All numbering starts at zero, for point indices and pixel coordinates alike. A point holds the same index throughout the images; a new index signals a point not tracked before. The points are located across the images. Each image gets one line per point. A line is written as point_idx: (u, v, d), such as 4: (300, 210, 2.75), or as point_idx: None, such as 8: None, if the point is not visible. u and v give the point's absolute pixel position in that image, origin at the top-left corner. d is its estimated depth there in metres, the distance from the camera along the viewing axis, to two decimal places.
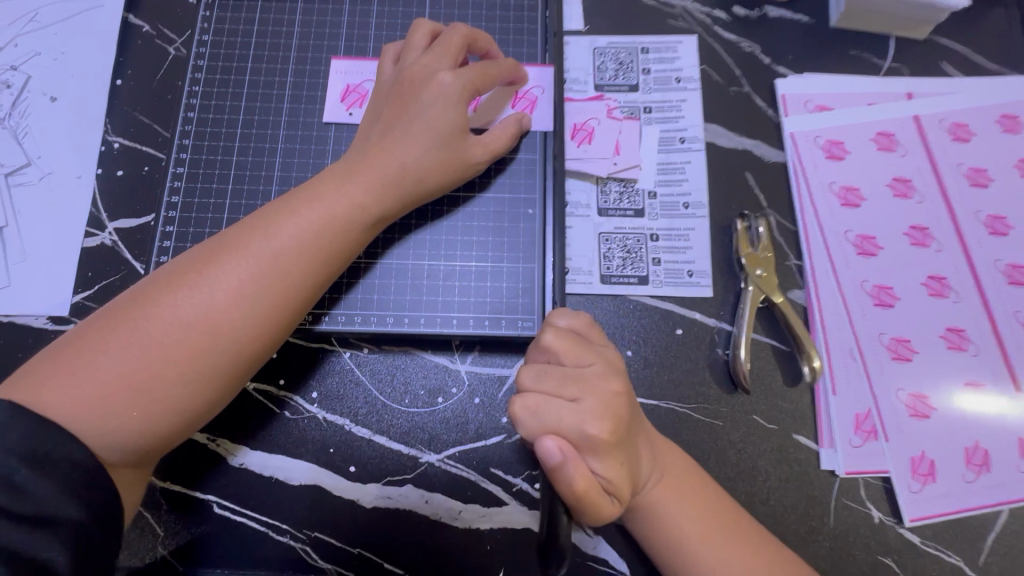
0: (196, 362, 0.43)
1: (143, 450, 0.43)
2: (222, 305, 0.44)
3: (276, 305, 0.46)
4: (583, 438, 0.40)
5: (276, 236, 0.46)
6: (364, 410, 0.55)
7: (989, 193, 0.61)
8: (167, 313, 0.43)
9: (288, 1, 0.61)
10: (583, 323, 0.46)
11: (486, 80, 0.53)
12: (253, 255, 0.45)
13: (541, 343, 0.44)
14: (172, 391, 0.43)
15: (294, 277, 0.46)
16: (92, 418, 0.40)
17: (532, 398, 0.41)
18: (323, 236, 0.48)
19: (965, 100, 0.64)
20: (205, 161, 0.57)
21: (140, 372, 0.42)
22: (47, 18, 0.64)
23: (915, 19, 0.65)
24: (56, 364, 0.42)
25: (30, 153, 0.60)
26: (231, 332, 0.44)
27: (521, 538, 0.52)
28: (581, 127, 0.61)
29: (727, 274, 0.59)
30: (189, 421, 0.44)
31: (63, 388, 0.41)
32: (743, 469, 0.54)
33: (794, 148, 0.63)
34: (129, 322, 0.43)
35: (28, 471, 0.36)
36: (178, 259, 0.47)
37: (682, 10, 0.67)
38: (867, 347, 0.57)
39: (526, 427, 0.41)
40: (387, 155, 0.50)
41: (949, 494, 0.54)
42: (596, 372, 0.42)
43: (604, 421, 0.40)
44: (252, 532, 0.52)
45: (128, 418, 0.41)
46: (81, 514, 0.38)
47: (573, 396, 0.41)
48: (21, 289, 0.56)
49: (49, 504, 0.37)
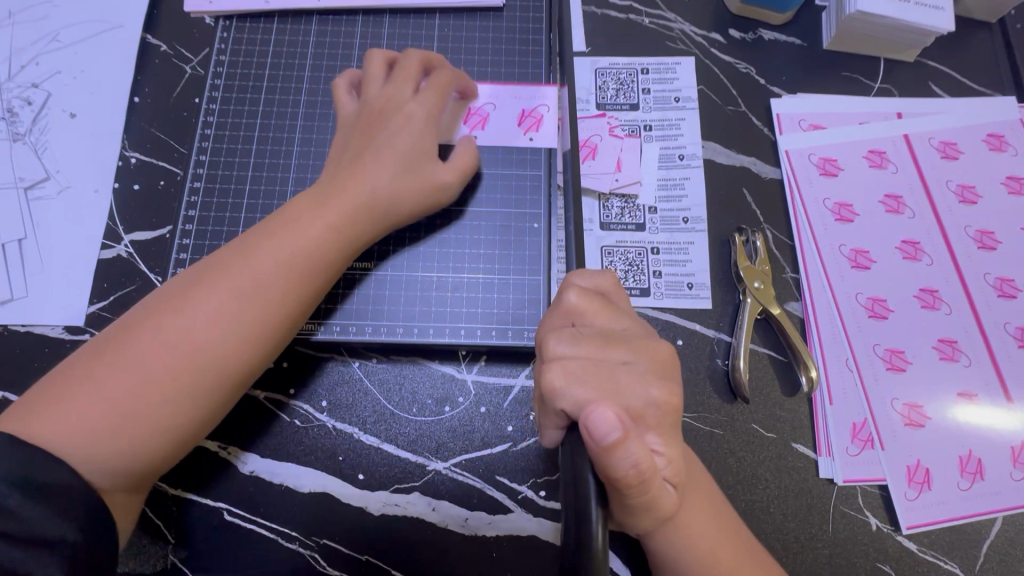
0: (185, 386, 0.44)
1: (132, 474, 0.44)
2: (205, 328, 0.45)
3: (259, 325, 0.47)
4: (648, 403, 0.40)
5: (255, 259, 0.48)
6: (372, 418, 0.56)
7: (978, 209, 0.64)
8: (151, 339, 0.45)
9: (302, 23, 0.64)
10: (607, 282, 0.46)
11: (443, 95, 0.56)
12: (234, 278, 0.47)
13: (567, 305, 0.44)
14: (162, 414, 0.44)
15: (274, 298, 0.48)
16: (82, 447, 0.41)
17: (582, 364, 0.40)
18: (303, 257, 0.49)
19: (954, 119, 0.67)
20: (221, 175, 0.59)
21: (128, 399, 0.43)
22: (68, 38, 0.66)
23: (904, 43, 0.68)
24: (43, 397, 0.43)
25: (49, 167, 0.62)
26: (216, 354, 0.45)
27: (527, 545, 0.53)
28: (586, 144, 0.63)
29: (726, 286, 0.61)
30: (176, 442, 0.45)
31: (51, 417, 0.42)
32: (743, 478, 0.55)
33: (789, 165, 0.65)
34: (115, 351, 0.44)
35: (20, 496, 0.38)
36: (162, 288, 0.48)
37: (681, 32, 0.70)
38: (862, 357, 0.59)
39: (572, 397, 0.39)
40: (360, 180, 0.52)
41: (945, 502, 0.55)
42: (635, 333, 0.43)
43: (662, 380, 0.41)
44: (261, 540, 0.53)
45: (118, 444, 0.42)
46: (76, 534, 0.39)
47: (623, 358, 0.41)
48: (38, 299, 0.58)
49: (41, 526, 0.38)
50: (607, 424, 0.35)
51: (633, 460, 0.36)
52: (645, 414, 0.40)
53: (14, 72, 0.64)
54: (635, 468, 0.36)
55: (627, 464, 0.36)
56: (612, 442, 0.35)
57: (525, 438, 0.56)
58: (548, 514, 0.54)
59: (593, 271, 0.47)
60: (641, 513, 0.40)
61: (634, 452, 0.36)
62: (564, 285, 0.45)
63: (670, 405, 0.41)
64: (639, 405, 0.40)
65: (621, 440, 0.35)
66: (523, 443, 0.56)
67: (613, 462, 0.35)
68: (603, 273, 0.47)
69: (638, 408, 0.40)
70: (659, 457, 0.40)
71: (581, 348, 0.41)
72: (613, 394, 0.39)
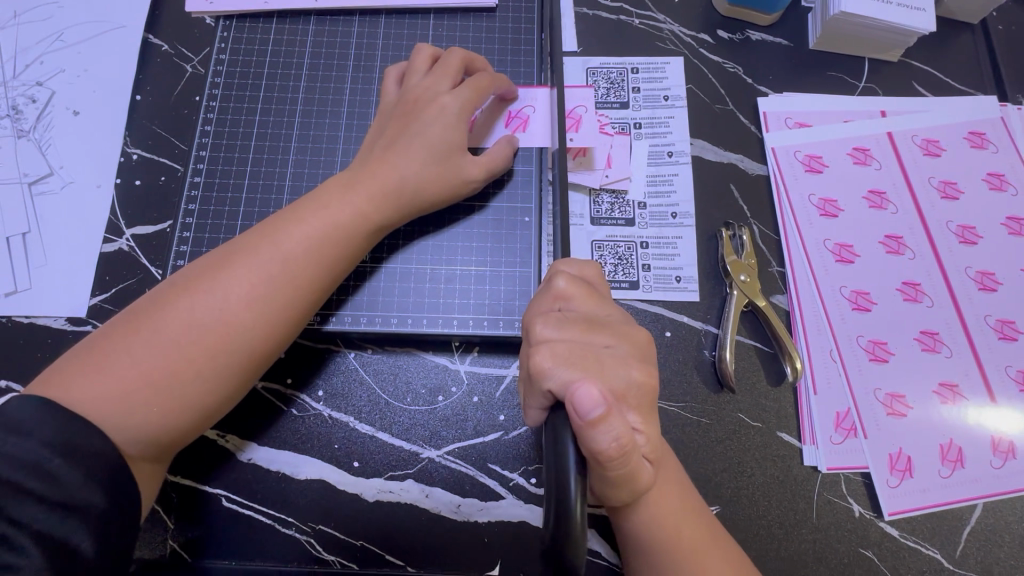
0: (214, 362, 0.46)
1: (160, 445, 0.46)
2: (236, 307, 0.47)
3: (285, 306, 0.49)
4: (629, 384, 0.42)
5: (285, 242, 0.50)
6: (368, 407, 0.57)
7: (960, 205, 0.65)
8: (185, 314, 0.46)
9: (300, 23, 0.65)
10: (590, 272, 0.48)
11: (480, 94, 0.56)
12: (266, 259, 0.49)
13: (555, 290, 0.45)
14: (191, 388, 0.46)
15: (302, 281, 0.49)
16: (116, 415, 0.43)
17: (567, 347, 0.41)
18: (329, 242, 0.51)
19: (936, 117, 0.68)
20: (221, 171, 0.60)
21: (160, 372, 0.45)
22: (71, 38, 0.67)
23: (887, 43, 0.69)
24: (79, 364, 0.44)
25: (53, 163, 0.63)
26: (246, 332, 0.47)
27: (517, 530, 0.55)
28: (571, 115, 0.64)
29: (713, 280, 0.62)
30: (203, 416, 0.47)
31: (88, 386, 0.43)
32: (730, 466, 0.57)
33: (775, 161, 0.66)
34: (149, 324, 0.46)
35: (60, 460, 0.40)
36: (193, 264, 0.50)
37: (670, 33, 0.71)
38: (846, 349, 0.60)
39: (558, 377, 0.40)
40: (388, 168, 0.53)
41: (926, 489, 0.56)
42: (618, 318, 0.45)
43: (642, 362, 0.43)
44: (259, 525, 0.54)
45: (149, 415, 0.44)
46: (105, 502, 0.40)
47: (606, 342, 0.43)
48: (41, 292, 0.59)
49: (76, 491, 0.39)
50: (591, 401, 0.37)
51: (614, 434, 0.37)
52: (626, 396, 0.41)
53: (19, 71, 0.66)
54: (616, 441, 0.37)
55: (609, 437, 0.37)
56: (596, 417, 0.37)
57: (516, 426, 0.57)
58: (539, 501, 0.55)
59: (579, 259, 0.48)
60: (619, 486, 0.41)
61: (614, 429, 0.37)
62: (553, 273, 0.47)
63: (649, 386, 0.43)
64: (622, 385, 0.41)
65: (604, 415, 0.37)
66: (514, 431, 0.57)
67: (594, 436, 0.37)
68: (588, 263, 0.49)
69: (620, 389, 0.41)
70: (639, 435, 0.42)
71: (566, 331, 0.42)
72: (598, 375, 0.41)
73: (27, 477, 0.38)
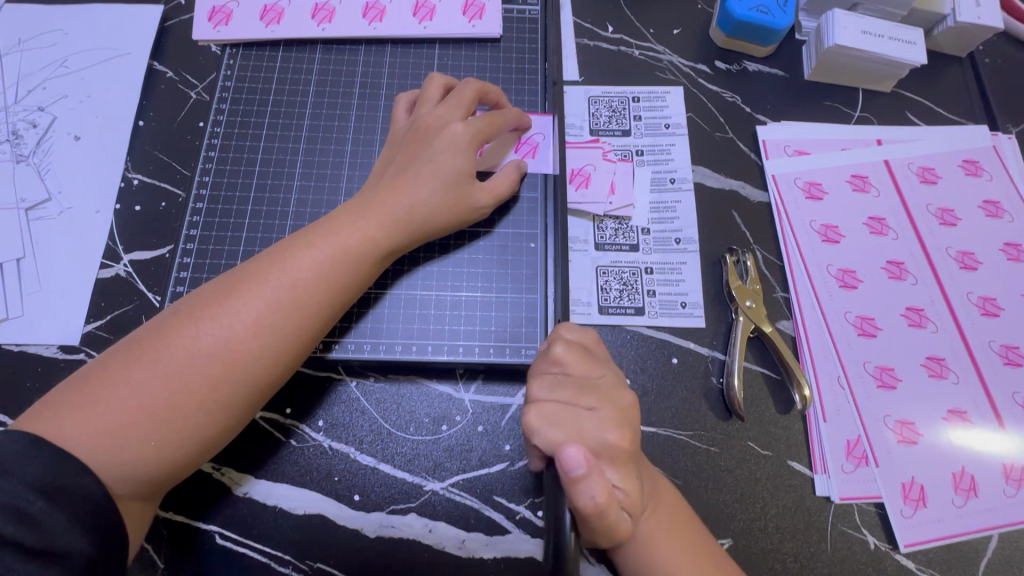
0: (217, 392, 0.45)
1: (154, 482, 0.44)
2: (242, 335, 0.46)
3: (292, 335, 0.48)
4: (605, 446, 0.41)
5: (294, 269, 0.49)
6: (369, 438, 0.56)
7: (958, 231, 0.66)
8: (189, 343, 0.45)
9: (307, 51, 0.66)
10: (590, 338, 0.48)
11: (493, 129, 0.57)
12: (274, 286, 0.48)
13: (550, 355, 0.46)
14: (191, 421, 0.44)
15: (310, 308, 0.48)
16: (113, 450, 0.42)
17: (554, 408, 0.42)
18: (338, 269, 0.50)
19: (930, 146, 0.70)
20: (225, 196, 0.60)
21: (161, 403, 0.43)
22: (76, 64, 0.67)
23: (880, 74, 0.71)
24: (75, 397, 0.43)
25: (51, 188, 0.62)
26: (251, 362, 0.46)
27: (525, 568, 0.52)
28: (579, 173, 0.65)
29: (719, 306, 0.62)
30: (200, 451, 0.45)
31: (85, 420, 0.42)
32: (741, 496, 0.55)
33: (776, 188, 0.67)
34: (152, 353, 0.45)
35: (43, 503, 0.38)
36: (200, 290, 0.49)
37: (669, 63, 0.73)
38: (854, 374, 0.60)
39: (545, 437, 0.41)
40: (398, 195, 0.53)
41: (941, 519, 0.55)
42: (607, 381, 0.45)
43: (621, 425, 0.42)
44: (253, 564, 0.52)
45: (146, 449, 0.43)
46: (90, 548, 0.39)
47: (591, 405, 0.43)
48: (34, 320, 0.57)
49: (58, 538, 0.38)
50: (570, 460, 0.38)
51: (594, 494, 0.38)
52: (600, 457, 0.41)
53: (21, 96, 0.66)
54: (594, 501, 0.38)
55: (587, 495, 0.38)
56: (577, 475, 0.37)
57: (523, 457, 0.56)
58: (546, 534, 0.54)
59: (579, 324, 0.49)
60: (596, 535, 0.40)
61: (597, 485, 0.38)
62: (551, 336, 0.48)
63: (627, 449, 0.41)
64: (597, 449, 0.41)
65: (582, 477, 0.37)
66: (520, 462, 0.55)
67: (576, 495, 0.38)
68: (587, 329, 0.49)
69: (596, 450, 0.41)
70: (617, 491, 0.41)
71: (557, 393, 0.43)
72: (577, 439, 0.41)
73: (6, 522, 0.36)
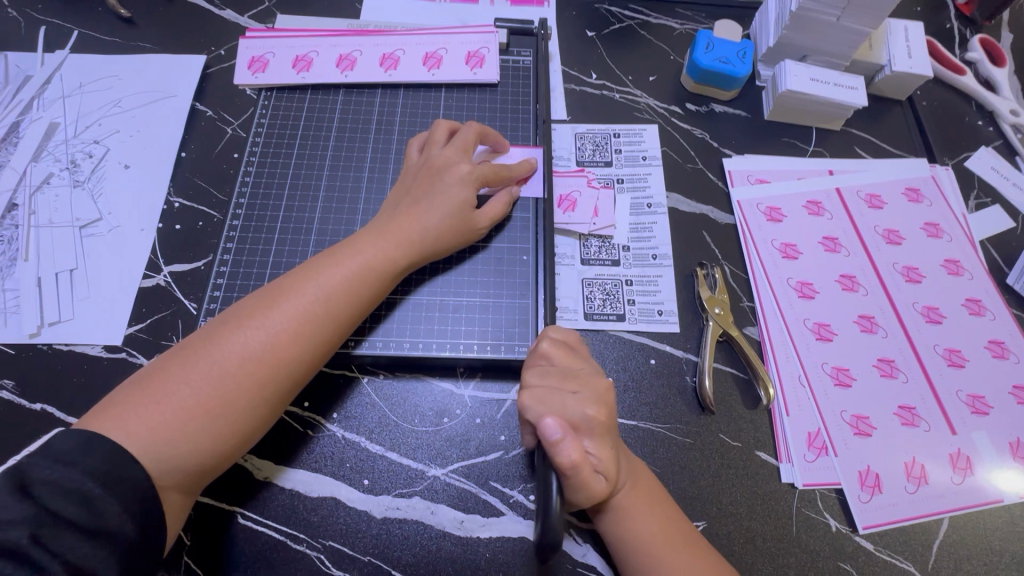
0: (261, 389, 0.52)
1: (201, 469, 0.50)
2: (283, 340, 0.53)
3: (324, 338, 0.55)
4: (583, 418, 0.49)
5: (326, 283, 0.56)
6: (377, 428, 0.62)
7: (903, 249, 0.74)
8: (239, 348, 0.52)
9: (331, 94, 0.76)
10: (575, 339, 0.57)
11: (498, 178, 0.66)
12: (309, 298, 0.55)
13: (540, 351, 0.55)
14: (238, 414, 0.51)
15: (339, 316, 0.56)
16: (171, 439, 0.48)
17: (541, 390, 0.51)
18: (364, 283, 0.58)
19: (875, 176, 0.79)
20: (257, 215, 0.69)
21: (212, 398, 0.50)
22: (128, 104, 0.77)
23: (830, 115, 0.81)
24: (138, 395, 0.50)
25: (103, 210, 0.71)
26: (289, 363, 0.53)
27: (517, 546, 0.58)
28: (567, 198, 0.74)
29: (691, 314, 0.70)
30: (244, 440, 0.52)
31: (150, 414, 0.49)
32: (713, 483, 0.61)
33: (741, 212, 0.76)
34: (205, 355, 0.52)
35: (101, 490, 0.44)
36: (244, 300, 0.56)
37: (646, 105, 0.83)
38: (813, 374, 0.67)
39: (533, 412, 0.50)
40: (412, 220, 0.62)
41: (895, 504, 0.61)
42: (590, 371, 0.54)
43: (598, 404, 0.51)
44: (271, 543, 0.57)
45: (199, 438, 0.49)
46: (135, 532, 0.44)
47: (575, 389, 0.52)
48: (83, 323, 0.65)
49: (112, 520, 0.43)
50: (549, 427, 0.46)
51: (569, 454, 0.45)
52: (579, 428, 0.49)
53: (80, 131, 0.75)
54: (569, 458, 0.45)
55: (563, 454, 0.45)
56: (554, 440, 0.45)
57: (516, 446, 0.62)
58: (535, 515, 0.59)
59: (566, 328, 0.58)
60: (577, 492, 0.48)
61: (572, 448, 0.45)
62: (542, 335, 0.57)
63: (602, 421, 0.50)
64: (576, 421, 0.49)
65: (560, 440, 0.45)
66: (514, 450, 0.62)
67: (556, 455, 0.45)
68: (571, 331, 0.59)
69: (575, 421, 0.49)
70: (593, 456, 0.49)
71: (545, 380, 0.52)
72: (558, 413, 0.50)
73: (71, 503, 0.42)
